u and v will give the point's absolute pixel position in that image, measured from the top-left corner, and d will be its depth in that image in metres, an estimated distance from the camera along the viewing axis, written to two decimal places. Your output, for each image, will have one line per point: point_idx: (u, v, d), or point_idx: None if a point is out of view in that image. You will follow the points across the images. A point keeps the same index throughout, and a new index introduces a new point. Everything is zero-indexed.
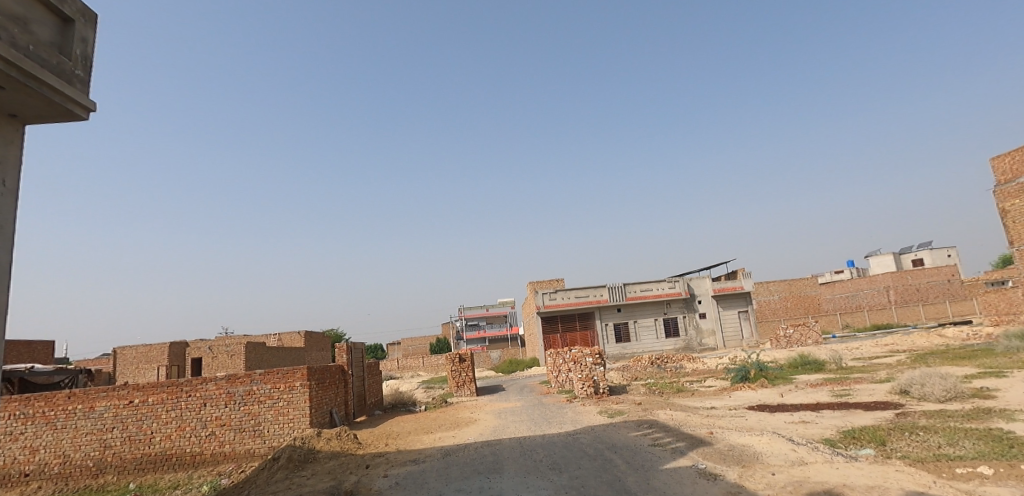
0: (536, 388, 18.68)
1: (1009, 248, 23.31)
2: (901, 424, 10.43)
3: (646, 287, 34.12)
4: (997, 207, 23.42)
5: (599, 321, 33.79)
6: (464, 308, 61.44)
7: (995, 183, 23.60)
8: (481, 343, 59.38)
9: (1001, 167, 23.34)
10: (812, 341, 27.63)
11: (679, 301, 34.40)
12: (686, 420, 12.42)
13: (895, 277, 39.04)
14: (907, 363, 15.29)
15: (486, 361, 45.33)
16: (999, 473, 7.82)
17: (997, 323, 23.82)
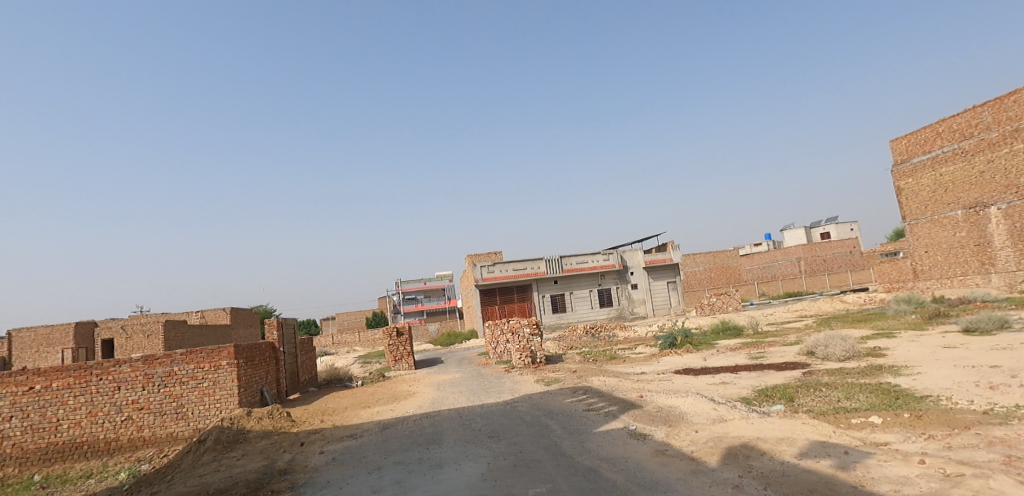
0: (475, 359, 18.85)
1: (903, 222, 25.80)
2: (807, 382, 11.49)
3: (582, 259, 35.04)
4: (894, 185, 25.89)
5: (536, 293, 34.42)
6: (401, 282, 60.49)
7: (893, 163, 25.96)
8: (419, 316, 58.66)
9: (899, 148, 25.66)
10: (733, 308, 29.61)
11: (614, 272, 35.64)
12: (618, 385, 13.05)
13: (805, 249, 42.35)
14: (812, 327, 16.87)
15: (423, 335, 45.02)
16: (888, 420, 8.89)
17: (889, 290, 26.56)
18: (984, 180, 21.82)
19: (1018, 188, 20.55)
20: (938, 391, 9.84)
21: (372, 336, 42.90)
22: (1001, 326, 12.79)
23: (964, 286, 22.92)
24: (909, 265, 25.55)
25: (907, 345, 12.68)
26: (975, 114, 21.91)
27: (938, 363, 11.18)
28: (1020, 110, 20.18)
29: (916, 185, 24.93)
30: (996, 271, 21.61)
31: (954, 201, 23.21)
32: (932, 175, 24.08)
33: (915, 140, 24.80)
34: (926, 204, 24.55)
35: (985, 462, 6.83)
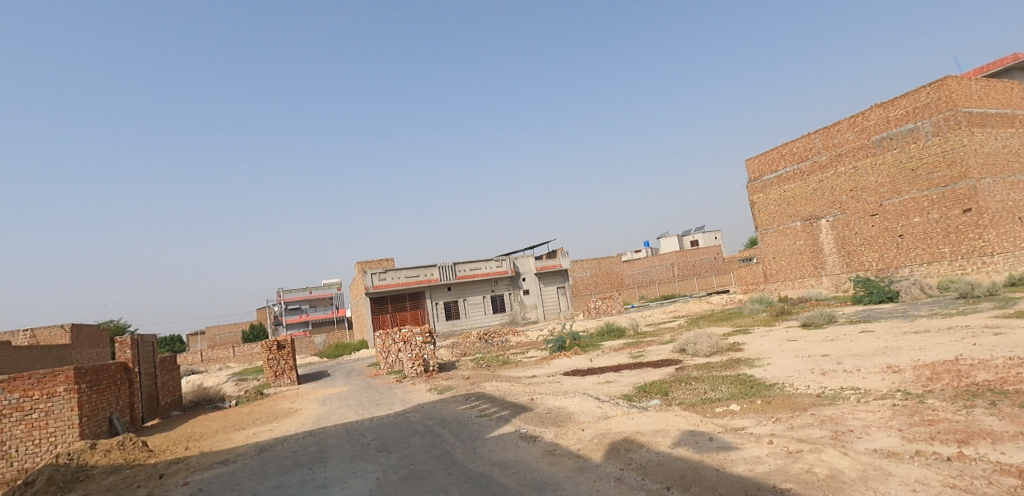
0: (364, 370, 18.08)
1: (756, 232, 29.36)
2: (679, 377, 12.62)
3: (475, 266, 35.15)
4: (749, 199, 29.43)
5: (429, 301, 33.86)
6: (283, 291, 56.45)
7: (749, 180, 29.44)
8: (304, 327, 54.89)
9: (752, 167, 29.18)
10: (616, 310, 31.55)
11: (506, 279, 36.19)
12: (510, 389, 13.29)
13: (678, 255, 46.43)
14: (684, 326, 18.57)
15: (308, 347, 42.18)
16: (745, 406, 10.03)
17: (747, 290, 30.05)
18: (816, 196, 25.61)
19: (842, 204, 24.44)
20: (784, 379, 11.31)
21: (249, 351, 39.33)
22: (830, 320, 15.21)
23: (802, 287, 26.72)
24: (761, 270, 29.16)
25: (760, 340, 14.45)
26: (810, 140, 25.69)
27: (784, 354, 12.87)
28: (843, 139, 24.11)
29: (766, 199, 28.54)
30: (826, 273, 25.44)
31: (794, 214, 26.93)
32: (778, 191, 27.71)
33: (763, 161, 28.45)
34: (773, 216, 28.21)
35: (819, 438, 7.66)
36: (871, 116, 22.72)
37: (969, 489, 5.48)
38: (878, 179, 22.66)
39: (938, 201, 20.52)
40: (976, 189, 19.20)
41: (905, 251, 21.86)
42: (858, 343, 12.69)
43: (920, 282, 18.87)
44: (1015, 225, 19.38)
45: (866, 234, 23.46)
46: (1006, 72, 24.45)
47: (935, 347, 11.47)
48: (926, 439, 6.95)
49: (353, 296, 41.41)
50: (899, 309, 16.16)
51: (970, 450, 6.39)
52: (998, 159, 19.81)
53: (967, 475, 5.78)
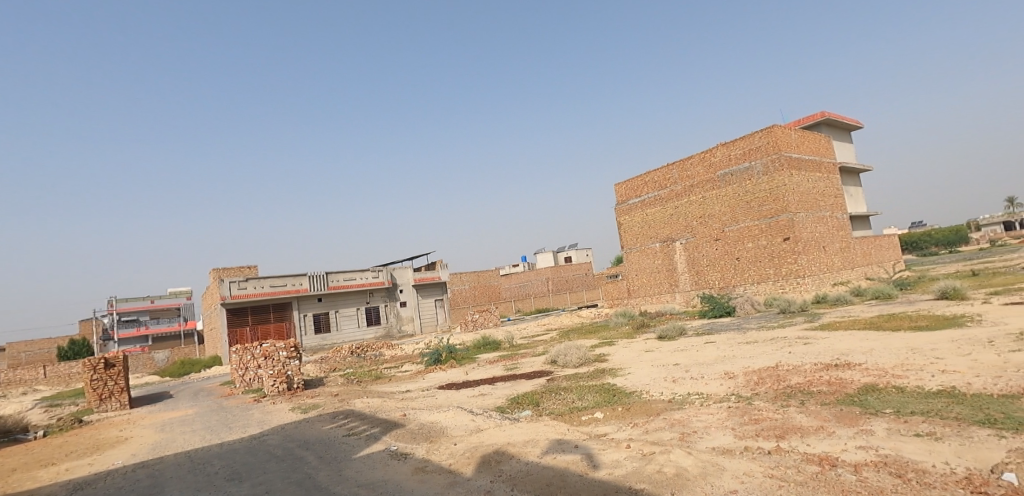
0: (215, 390, 16.17)
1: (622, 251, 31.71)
2: (550, 387, 13.11)
3: (349, 276, 33.27)
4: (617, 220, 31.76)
5: (297, 312, 31.32)
6: (117, 300, 48.85)
7: (618, 202, 31.70)
8: (143, 342, 47.60)
9: (621, 192, 31.46)
10: (493, 323, 32.02)
11: (383, 290, 34.72)
12: (382, 405, 12.75)
13: (552, 271, 48.61)
14: (556, 338, 19.39)
15: (149, 365, 36.66)
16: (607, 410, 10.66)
17: (612, 305, 32.12)
18: (672, 221, 28.45)
19: (692, 228, 27.41)
20: (641, 386, 12.28)
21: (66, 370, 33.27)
22: (681, 332, 16.92)
23: (659, 302, 29.38)
24: (625, 286, 31.50)
25: (622, 351, 15.59)
26: (668, 170, 28.46)
27: (642, 364, 13.99)
28: (694, 171, 27.11)
29: (631, 221, 31.01)
30: (679, 290, 28.28)
31: (653, 236, 29.57)
32: (641, 214, 30.26)
33: (629, 187, 30.87)
34: (637, 236, 30.72)
35: (668, 440, 8.27)
36: (717, 153, 25.93)
37: (784, 477, 6.24)
38: (722, 208, 25.87)
39: (765, 229, 24.09)
40: (793, 221, 23.03)
41: (741, 272, 25.23)
42: (702, 352, 14.28)
43: (751, 299, 21.81)
44: (819, 252, 23.78)
45: (710, 256, 26.57)
46: (815, 125, 29.54)
47: (762, 355, 13.29)
48: (754, 436, 7.88)
49: (206, 307, 37.13)
50: (735, 322, 18.57)
51: (785, 444, 7.38)
52: (808, 197, 24.31)
53: (783, 465, 6.59)
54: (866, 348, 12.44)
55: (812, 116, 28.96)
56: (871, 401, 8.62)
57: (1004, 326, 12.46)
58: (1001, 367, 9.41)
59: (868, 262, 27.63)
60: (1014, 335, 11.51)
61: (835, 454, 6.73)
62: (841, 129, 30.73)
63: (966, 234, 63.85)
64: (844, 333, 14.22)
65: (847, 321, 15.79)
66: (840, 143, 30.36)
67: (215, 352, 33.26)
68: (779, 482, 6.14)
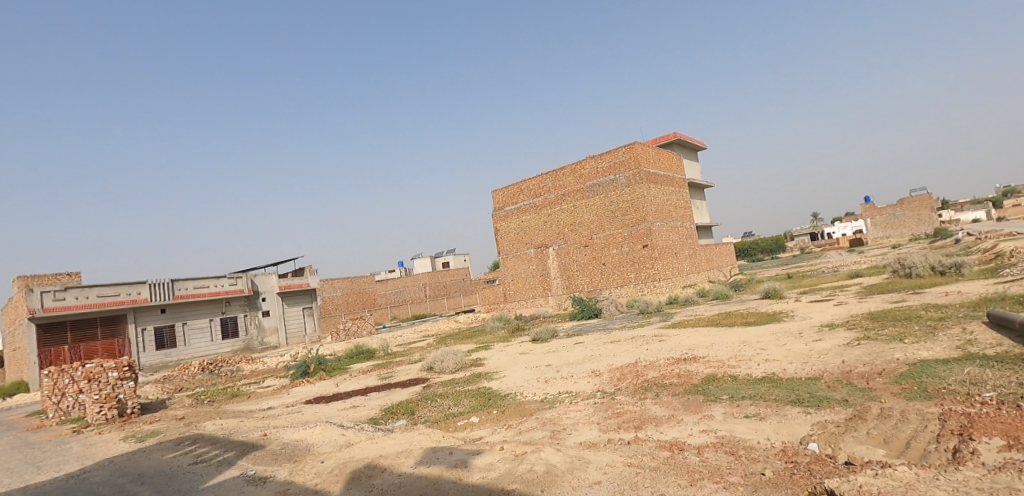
0: (17, 424, 13.37)
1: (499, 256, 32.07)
2: (426, 395, 12.80)
3: (200, 284, 29.68)
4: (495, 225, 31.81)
5: (133, 327, 27.14)
6: None
7: (495, 208, 31.99)
8: None
9: (499, 198, 31.60)
10: (366, 332, 30.82)
11: (241, 298, 31.54)
12: (238, 426, 11.57)
13: (429, 276, 47.95)
14: (433, 344, 19.21)
15: None
16: (481, 410, 10.70)
17: (489, 310, 31.91)
18: (545, 227, 29.57)
19: (564, 235, 28.76)
20: (515, 388, 12.23)
21: None
22: (553, 335, 17.71)
23: (534, 305, 30.10)
24: (501, 290, 31.67)
25: (498, 355, 15.93)
26: (543, 180, 29.52)
27: (517, 366, 14.32)
28: (566, 182, 28.51)
29: (508, 227, 31.42)
30: (551, 294, 29.34)
31: (528, 242, 30.37)
32: (517, 220, 30.85)
33: (505, 194, 31.32)
34: (513, 242, 31.23)
35: (539, 438, 8.52)
36: (586, 165, 27.62)
37: (640, 464, 6.75)
38: (590, 216, 27.58)
39: (627, 237, 26.35)
40: (651, 230, 25.57)
41: (606, 276, 27.13)
42: (573, 353, 15.03)
43: (615, 301, 23.57)
44: (670, 258, 26.52)
45: (580, 261, 28.15)
46: (669, 145, 32.81)
47: (624, 353, 14.38)
48: (616, 428, 8.44)
49: (9, 323, 30.71)
50: (602, 323, 19.82)
51: (642, 433, 8.03)
52: (663, 208, 27.14)
53: (639, 453, 7.14)
54: (709, 343, 14.06)
55: (666, 137, 32.18)
56: (712, 390, 9.74)
57: (812, 321, 14.88)
58: (808, 354, 11.21)
59: (710, 267, 31.24)
60: (818, 327, 13.79)
61: (683, 439, 7.47)
62: (689, 149, 34.48)
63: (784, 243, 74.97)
64: (692, 331, 15.93)
65: (694, 319, 17.79)
66: (688, 162, 34.04)
67: (19, 376, 27.57)
68: (636, 469, 6.63)
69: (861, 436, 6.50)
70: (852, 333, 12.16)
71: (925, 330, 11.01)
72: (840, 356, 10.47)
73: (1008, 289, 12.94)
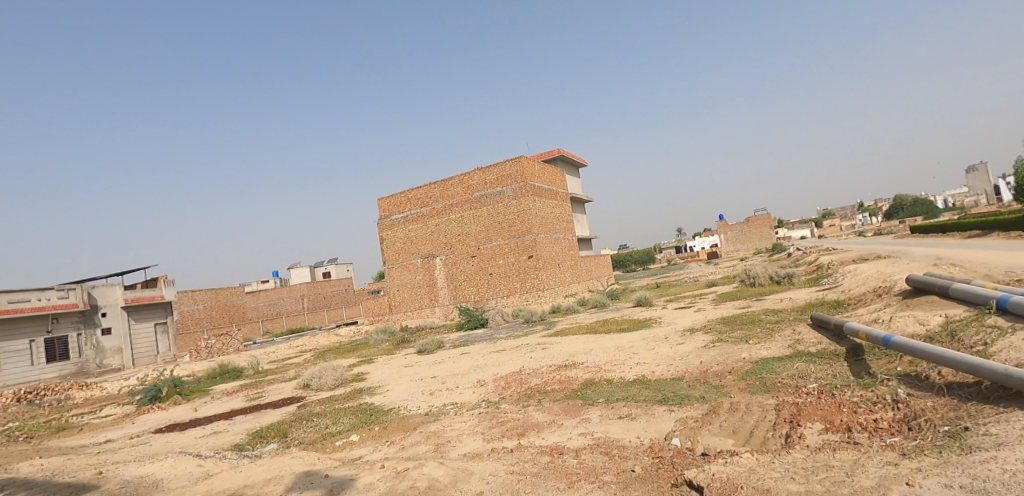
0: None
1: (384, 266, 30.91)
2: (300, 414, 11.79)
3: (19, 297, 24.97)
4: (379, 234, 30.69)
5: None
6: None
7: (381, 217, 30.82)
8: None
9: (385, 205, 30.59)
10: (233, 349, 28.42)
11: (75, 314, 27.08)
12: (65, 465, 10.01)
13: (308, 287, 45.25)
14: (310, 360, 18.16)
15: None
16: (361, 428, 10.29)
17: (373, 322, 30.67)
18: (432, 237, 29.25)
19: (451, 245, 28.68)
20: (398, 403, 11.92)
21: None
22: (439, 346, 17.64)
23: (419, 316, 29.55)
24: (386, 301, 30.66)
25: (381, 369, 15.47)
26: (430, 189, 29.22)
27: (401, 380, 14.00)
28: (454, 192, 28.55)
29: (394, 236, 30.44)
30: (438, 304, 29.04)
31: (414, 251, 29.73)
32: (404, 230, 30.06)
33: (391, 202, 30.43)
34: (399, 251, 30.33)
35: (422, 452, 8.41)
36: (474, 177, 27.94)
37: (522, 471, 6.96)
38: (478, 227, 27.87)
39: (513, 248, 27.04)
40: (536, 242, 26.54)
41: (493, 286, 27.56)
42: (458, 363, 15.05)
43: (500, 311, 24.03)
44: (553, 269, 27.62)
45: (467, 272, 28.28)
46: (553, 160, 34.23)
47: (509, 362, 14.68)
48: (499, 437, 8.61)
49: None
50: (488, 333, 20.05)
51: (525, 440, 8.26)
52: (547, 220, 28.27)
53: (521, 460, 7.35)
54: (587, 349, 14.86)
55: (550, 153, 33.55)
56: (589, 394, 10.31)
57: (676, 326, 16.33)
58: (672, 357, 12.30)
59: (589, 277, 33.00)
60: (682, 332, 15.16)
61: (562, 443, 7.82)
62: (571, 165, 36.27)
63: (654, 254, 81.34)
64: (572, 338, 16.72)
65: (574, 327, 18.64)
66: (571, 177, 35.75)
67: None
68: (517, 477, 6.83)
69: (715, 428, 7.25)
70: (708, 336, 13.55)
71: (765, 331, 12.61)
72: (699, 357, 11.63)
73: (826, 295, 15.27)
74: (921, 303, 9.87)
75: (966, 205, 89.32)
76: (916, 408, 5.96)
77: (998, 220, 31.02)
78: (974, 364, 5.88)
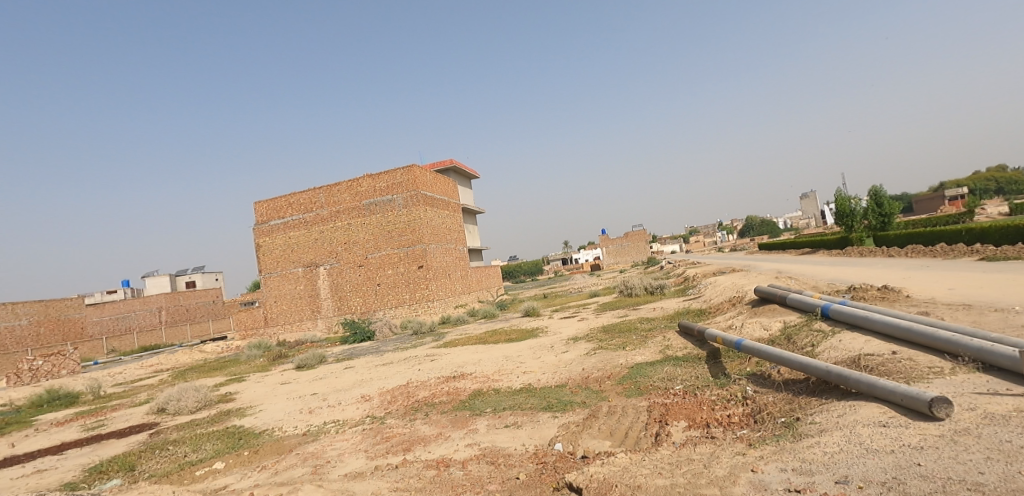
0: None
1: (259, 275, 28.63)
2: (153, 443, 10.52)
3: None
4: (254, 242, 28.45)
5: None
6: None
7: (256, 222, 28.62)
8: None
9: (261, 210, 28.50)
10: (69, 370, 24.78)
11: None
12: None
13: (167, 298, 41.06)
14: (167, 381, 16.32)
15: None
16: (227, 453, 9.42)
17: (245, 337, 28.23)
18: (315, 245, 27.72)
19: (336, 254, 27.42)
20: (272, 424, 11.09)
21: None
22: (320, 361, 16.73)
23: (299, 330, 27.85)
24: (262, 313, 28.43)
25: (253, 387, 14.33)
26: (314, 194, 27.74)
27: (276, 399, 13.06)
28: (341, 198, 27.37)
29: (271, 243, 28.41)
30: (320, 316, 27.57)
31: (295, 260, 27.98)
32: (283, 237, 28.20)
33: (269, 206, 28.36)
34: (277, 260, 28.33)
35: (299, 476, 7.90)
36: (363, 183, 27.04)
37: (406, 487, 6.79)
38: (366, 235, 26.97)
39: (403, 258, 26.55)
40: (426, 252, 26.31)
41: (380, 297, 26.76)
42: (341, 379, 14.40)
43: (388, 322, 23.40)
44: (443, 280, 27.49)
45: (353, 282, 27.21)
46: (445, 170, 34.17)
47: (395, 375, 14.30)
48: (384, 453, 8.34)
49: None
50: (374, 346, 19.39)
51: (410, 455, 8.09)
52: (438, 230, 28.10)
53: (406, 476, 7.18)
54: (475, 360, 14.93)
55: (443, 163, 33.49)
56: (477, 404, 10.37)
57: (561, 335, 16.97)
58: (557, 364, 12.74)
59: (479, 288, 33.29)
60: (566, 340, 15.80)
61: (449, 456, 7.76)
62: (464, 176, 36.46)
63: (541, 266, 84.07)
64: (461, 349, 16.71)
65: (463, 338, 18.65)
66: (463, 188, 35.94)
67: None
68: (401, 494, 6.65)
69: (595, 431, 7.63)
70: (590, 344, 14.26)
71: (640, 338, 13.56)
72: (581, 364, 12.19)
73: (692, 304, 16.80)
74: (767, 310, 11.19)
75: (804, 226, 102.92)
76: (761, 403, 6.74)
77: (825, 239, 36.18)
78: (805, 363, 6.76)
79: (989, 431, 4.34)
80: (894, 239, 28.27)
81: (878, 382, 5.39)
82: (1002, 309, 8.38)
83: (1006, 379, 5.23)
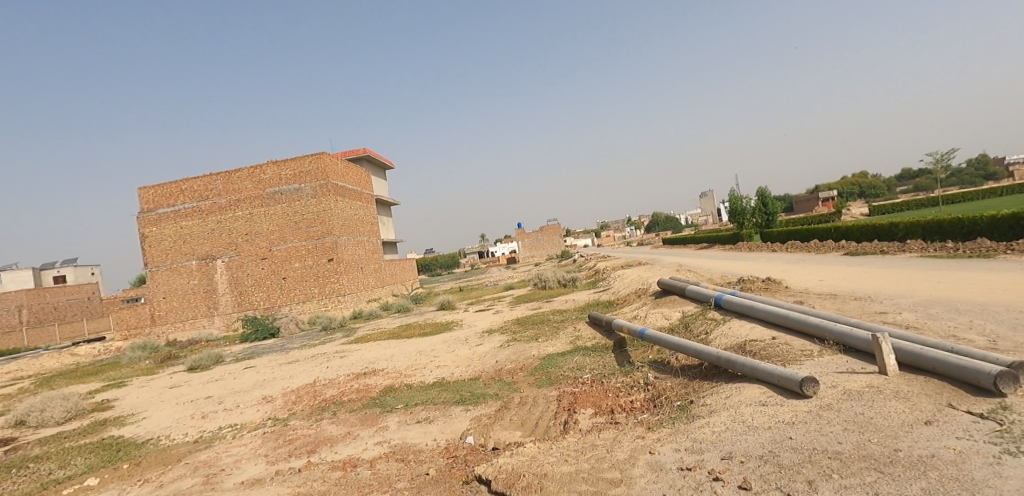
0: None
1: (144, 268, 26.07)
2: (8, 461, 9.31)
3: None
4: (138, 232, 25.85)
5: None
6: None
7: (139, 210, 25.99)
8: None
9: (146, 196, 25.93)
10: None
11: None
12: None
13: (30, 295, 36.80)
14: (29, 389, 14.49)
15: None
16: (102, 468, 8.53)
17: (126, 338, 25.59)
18: (212, 237, 25.73)
19: (236, 246, 25.66)
20: (158, 432, 10.17)
21: None
22: (216, 361, 15.61)
23: (192, 328, 25.79)
24: (147, 311, 25.91)
25: (135, 393, 13.08)
26: (211, 181, 25.65)
27: (162, 404, 12.00)
28: (241, 186, 25.57)
29: (159, 234, 25.97)
30: (217, 313, 25.70)
31: (188, 253, 25.81)
32: (173, 226, 25.88)
33: (157, 193, 25.89)
34: (166, 252, 25.97)
35: (187, 487, 7.31)
36: (267, 170, 25.45)
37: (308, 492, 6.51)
38: (270, 227, 25.46)
39: (311, 250, 25.39)
40: (336, 244, 25.40)
41: (286, 292, 25.42)
42: (239, 380, 13.51)
43: (294, 318, 22.30)
44: (355, 273, 26.62)
45: (255, 276, 25.61)
46: (358, 159, 33.00)
47: (301, 373, 13.65)
48: (285, 457, 7.93)
49: None
50: (279, 343, 18.39)
51: (314, 457, 7.75)
52: (350, 222, 27.12)
53: (309, 480, 6.87)
54: (387, 355, 14.58)
55: (355, 152, 32.31)
56: (388, 401, 10.14)
57: (475, 327, 17.01)
58: (470, 358, 12.76)
59: (394, 282, 32.57)
60: (480, 333, 15.86)
61: (356, 456, 7.52)
62: (377, 166, 35.39)
63: (458, 259, 83.73)
64: (372, 345, 16.24)
65: (376, 333, 18.19)
66: (376, 179, 34.88)
67: None
68: None
69: (506, 423, 7.72)
70: (503, 337, 14.41)
71: (551, 330, 13.90)
72: (494, 357, 12.29)
73: (600, 296, 17.49)
74: (667, 301, 11.89)
75: (703, 222, 110.23)
76: (660, 388, 7.14)
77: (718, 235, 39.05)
78: (698, 350, 7.24)
79: (847, 405, 4.87)
80: (776, 236, 31.08)
81: (760, 365, 5.88)
82: (860, 298, 9.47)
83: (862, 359, 5.91)
